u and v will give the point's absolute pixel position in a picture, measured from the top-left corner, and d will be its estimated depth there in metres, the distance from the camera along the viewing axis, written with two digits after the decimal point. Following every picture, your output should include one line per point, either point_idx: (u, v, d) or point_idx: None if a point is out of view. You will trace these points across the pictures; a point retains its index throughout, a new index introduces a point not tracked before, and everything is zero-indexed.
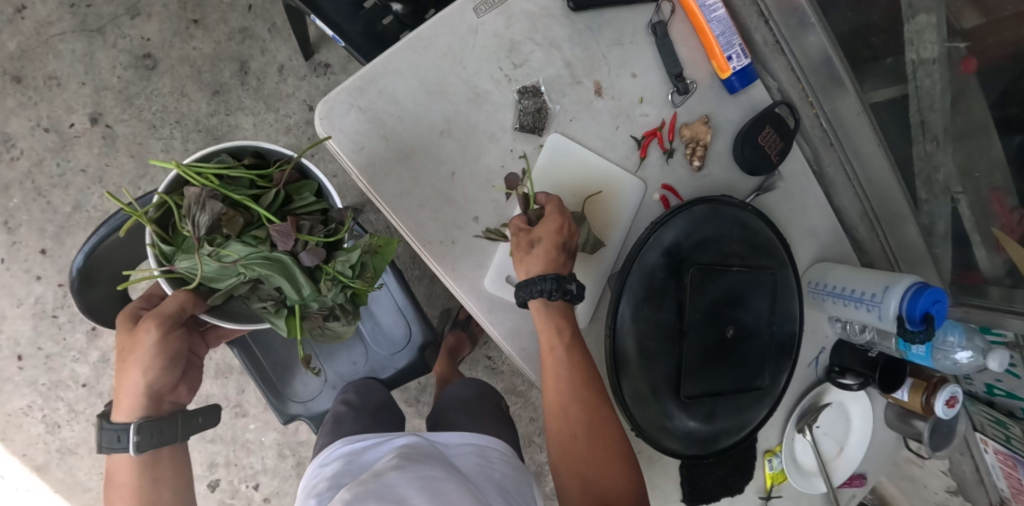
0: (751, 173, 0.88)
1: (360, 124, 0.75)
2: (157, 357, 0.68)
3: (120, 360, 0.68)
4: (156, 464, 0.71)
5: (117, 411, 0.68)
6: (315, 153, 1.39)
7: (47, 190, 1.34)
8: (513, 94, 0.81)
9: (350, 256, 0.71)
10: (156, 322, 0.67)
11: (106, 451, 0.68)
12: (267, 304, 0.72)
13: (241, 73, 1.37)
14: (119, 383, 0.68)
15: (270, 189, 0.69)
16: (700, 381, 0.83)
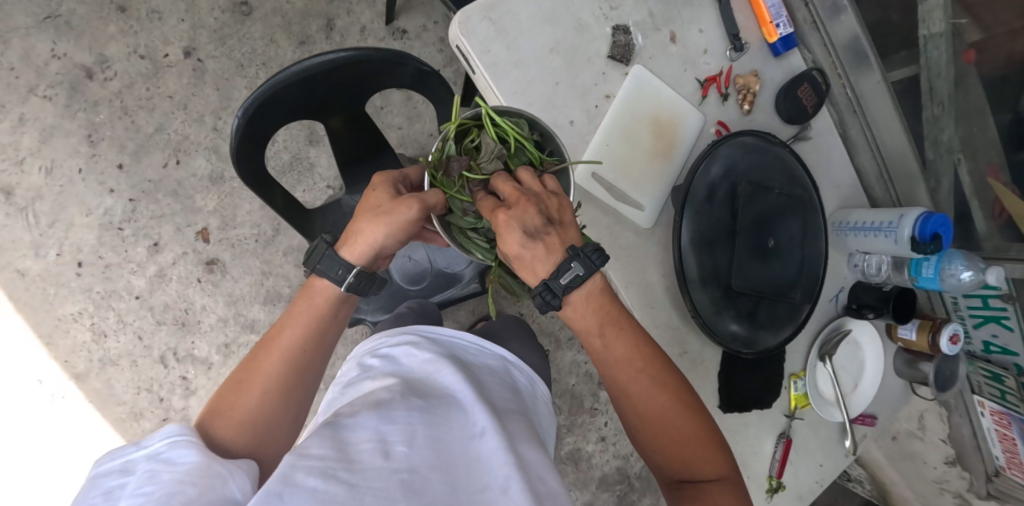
0: (790, 121, 1.04)
1: (489, 32, 0.90)
2: (397, 230, 0.79)
3: (367, 213, 0.79)
4: (340, 308, 0.86)
5: (344, 253, 0.81)
6: (384, 107, 1.52)
7: (133, 111, 1.43)
8: (606, 29, 0.96)
9: None
10: (418, 206, 0.76)
11: (310, 265, 0.82)
12: (477, 239, 0.87)
13: (327, 28, 1.50)
14: (357, 230, 0.80)
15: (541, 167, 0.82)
16: (747, 282, 0.95)
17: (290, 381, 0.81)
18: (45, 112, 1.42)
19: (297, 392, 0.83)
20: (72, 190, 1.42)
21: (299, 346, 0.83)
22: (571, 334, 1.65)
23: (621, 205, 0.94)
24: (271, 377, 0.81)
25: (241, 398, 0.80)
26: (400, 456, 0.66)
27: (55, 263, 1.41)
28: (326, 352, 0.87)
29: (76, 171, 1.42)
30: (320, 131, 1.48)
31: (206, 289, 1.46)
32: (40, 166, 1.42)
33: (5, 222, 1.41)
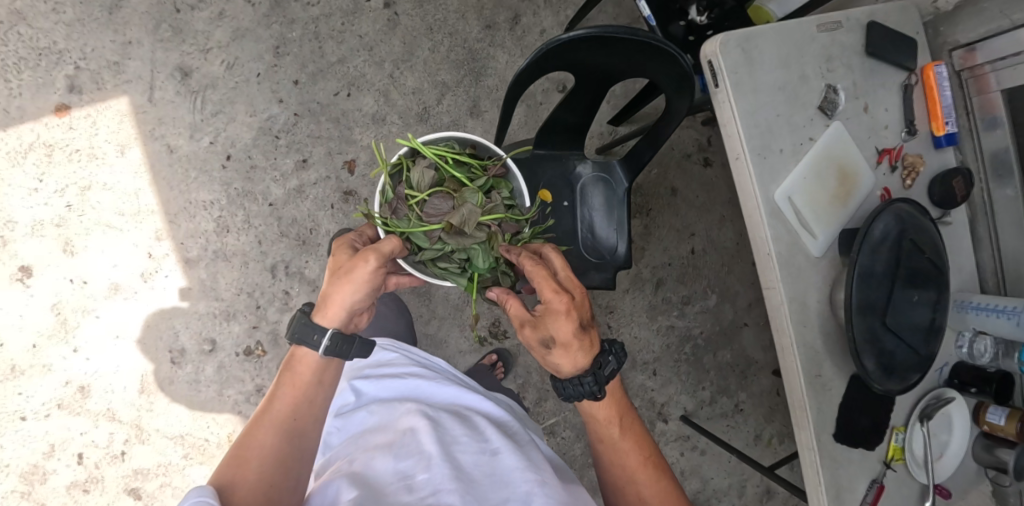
0: (939, 206, 1.18)
1: (737, 59, 0.99)
2: (364, 283, 0.92)
3: (333, 281, 0.93)
4: (324, 374, 0.97)
5: (322, 317, 0.93)
6: (543, 104, 1.61)
7: (323, 38, 1.53)
8: (820, 87, 1.07)
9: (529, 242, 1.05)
10: (376, 256, 0.91)
11: (294, 342, 0.93)
12: (455, 266, 1.02)
13: (512, 21, 1.62)
14: (326, 301, 0.94)
15: (483, 176, 1.03)
16: (892, 322, 1.07)
17: (288, 447, 0.90)
18: (245, 14, 1.51)
19: (295, 457, 0.91)
20: (244, 90, 1.50)
21: (296, 413, 0.93)
22: (647, 359, 1.69)
23: (802, 231, 1.05)
24: (268, 452, 0.89)
25: (251, 475, 0.86)
26: (422, 483, 0.84)
27: (205, 150, 1.46)
28: (323, 413, 0.98)
29: (254, 74, 1.50)
30: (481, 107, 1.57)
31: (335, 216, 1.51)
32: (223, 60, 1.49)
33: (174, 99, 1.48)
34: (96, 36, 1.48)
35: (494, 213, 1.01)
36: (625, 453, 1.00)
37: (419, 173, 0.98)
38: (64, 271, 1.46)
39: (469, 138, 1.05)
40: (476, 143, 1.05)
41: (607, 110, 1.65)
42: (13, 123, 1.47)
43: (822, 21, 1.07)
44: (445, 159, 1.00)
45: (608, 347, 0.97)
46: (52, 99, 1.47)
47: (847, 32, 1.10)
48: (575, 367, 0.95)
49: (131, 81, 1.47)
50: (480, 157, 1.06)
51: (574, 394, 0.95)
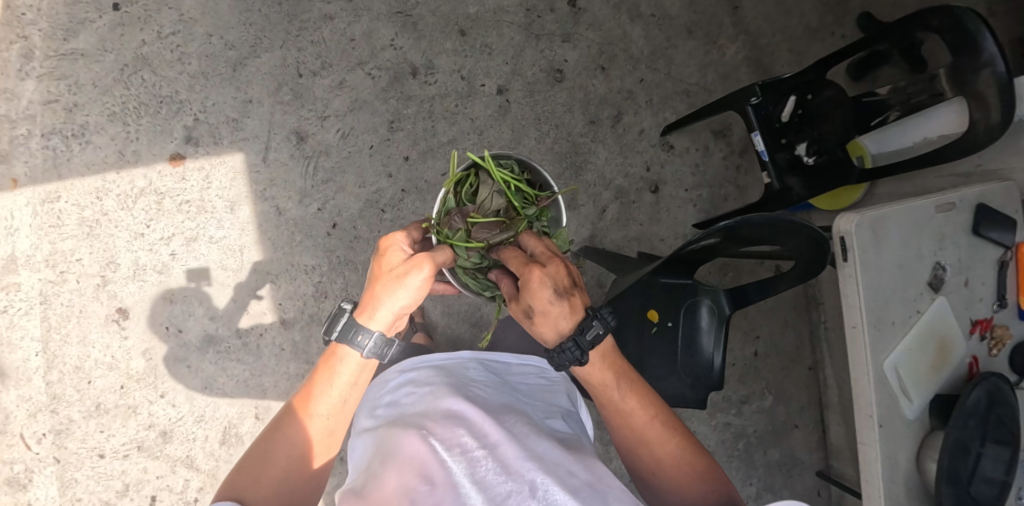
0: (1018, 375, 1.25)
1: (865, 237, 1.07)
2: (422, 290, 0.89)
3: (383, 280, 0.89)
4: (356, 386, 0.92)
5: (367, 319, 0.89)
6: (636, 202, 1.67)
7: (437, 118, 1.58)
8: (932, 263, 1.14)
9: None
10: (434, 265, 0.89)
11: (342, 340, 0.89)
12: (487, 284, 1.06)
13: (614, 119, 1.68)
14: (376, 301, 0.89)
15: (535, 207, 1.05)
16: (971, 486, 1.15)
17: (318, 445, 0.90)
18: (364, 86, 1.56)
19: (326, 450, 0.92)
20: (356, 161, 1.54)
21: (323, 411, 0.90)
22: None
23: (903, 396, 1.12)
24: (292, 455, 0.89)
25: (273, 469, 0.88)
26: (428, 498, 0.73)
27: (313, 216, 1.50)
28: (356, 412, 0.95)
29: (367, 145, 1.54)
30: (579, 200, 1.62)
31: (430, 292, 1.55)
32: (338, 128, 1.54)
33: (288, 161, 1.51)
34: (218, 91, 1.52)
35: None
36: (633, 416, 0.93)
37: (487, 195, 1.02)
38: (161, 318, 1.49)
39: (534, 165, 1.07)
40: (540, 173, 1.07)
41: (693, 213, 1.71)
42: (127, 166, 1.50)
43: (941, 203, 1.14)
44: (507, 183, 1.02)
45: (590, 313, 0.88)
46: (167, 147, 1.50)
47: (960, 212, 1.17)
48: (556, 334, 0.88)
49: (247, 140, 1.51)
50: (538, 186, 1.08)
51: (558, 363, 0.88)
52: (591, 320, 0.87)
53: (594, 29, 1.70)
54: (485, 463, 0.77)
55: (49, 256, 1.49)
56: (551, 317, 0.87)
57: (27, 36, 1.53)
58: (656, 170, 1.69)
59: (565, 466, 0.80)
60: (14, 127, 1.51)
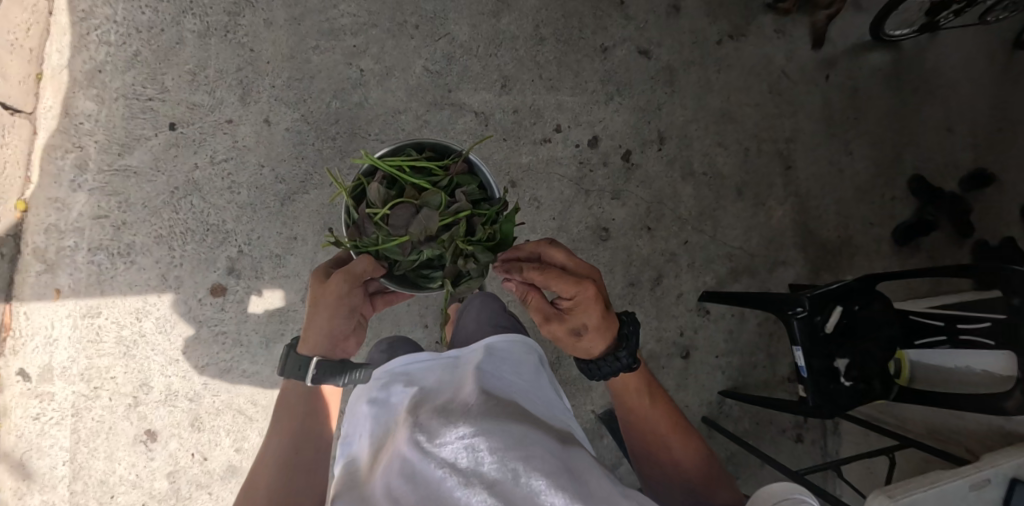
0: None
1: None
2: (336, 304, 1.05)
3: (310, 310, 1.07)
4: (314, 400, 1.09)
5: (306, 345, 1.06)
6: (665, 368, 1.67)
7: None
8: None
9: (495, 227, 1.07)
10: (346, 275, 1.05)
11: (285, 374, 1.06)
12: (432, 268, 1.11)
13: (654, 281, 1.66)
14: (307, 333, 1.07)
15: (444, 175, 1.07)
16: None
17: (297, 467, 1.02)
18: None
19: (305, 470, 1.02)
20: None
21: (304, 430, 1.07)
22: None
23: None
24: (276, 458, 1.02)
25: (262, 476, 1.00)
26: None
27: None
28: (325, 424, 1.10)
29: None
30: None
31: None
32: None
33: None
34: (265, 224, 1.53)
35: (455, 212, 1.03)
36: (654, 418, 1.10)
37: (375, 187, 1.03)
38: (188, 444, 1.52)
39: (428, 142, 1.12)
40: (434, 144, 1.13)
41: (721, 381, 1.71)
42: (168, 291, 1.52)
43: (971, 481, 1.13)
44: (402, 169, 1.05)
45: (624, 316, 1.08)
46: (210, 277, 1.52)
47: (995, 490, 1.14)
48: (591, 353, 1.07)
49: (289, 277, 1.52)
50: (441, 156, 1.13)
51: (609, 372, 1.08)
52: (628, 324, 1.09)
53: (644, 186, 1.68)
54: (465, 471, 0.68)
55: (85, 370, 1.52)
56: (590, 332, 1.03)
57: (82, 147, 1.54)
58: (689, 335, 1.69)
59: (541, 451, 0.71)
60: (61, 238, 1.53)
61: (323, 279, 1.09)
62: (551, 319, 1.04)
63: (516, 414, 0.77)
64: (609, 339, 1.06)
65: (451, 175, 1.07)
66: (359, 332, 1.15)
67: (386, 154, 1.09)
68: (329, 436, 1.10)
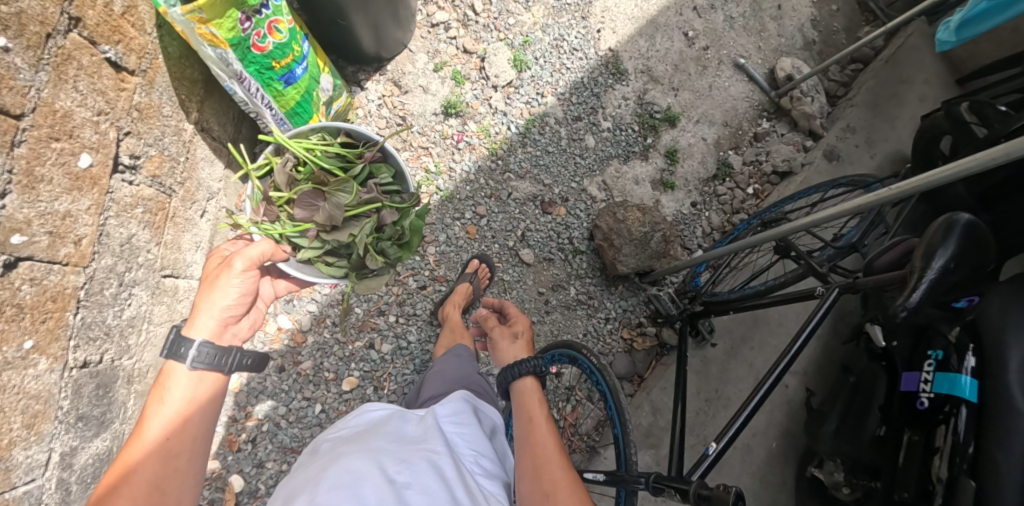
0: None
1: None
2: (233, 289, 1.06)
3: (201, 290, 1.05)
4: (198, 389, 0.98)
5: (191, 331, 1.00)
6: None
7: None
8: None
9: (405, 214, 1.38)
10: (240, 258, 1.06)
11: (167, 357, 0.97)
12: (340, 262, 1.35)
13: None
14: (192, 315, 1.03)
15: (355, 163, 1.33)
16: None
17: (171, 451, 0.92)
18: None
19: (178, 459, 0.92)
20: None
21: (167, 413, 0.94)
22: None
23: None
24: (153, 450, 0.90)
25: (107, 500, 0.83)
26: None
27: None
28: (213, 410, 1.00)
29: None
30: None
31: None
32: None
33: None
34: None
35: (363, 205, 1.32)
36: (540, 418, 1.06)
37: (284, 170, 1.28)
38: None
39: (346, 129, 1.33)
40: (352, 130, 1.33)
41: None
42: None
43: None
44: (311, 154, 1.30)
45: (531, 358, 1.14)
46: None
47: None
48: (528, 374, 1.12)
49: None
50: (355, 143, 1.35)
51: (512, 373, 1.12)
52: (529, 360, 1.13)
53: None
54: (352, 486, 0.76)
55: None
56: (501, 334, 1.26)
57: None
58: None
59: (430, 463, 0.84)
60: None
61: (218, 256, 1.10)
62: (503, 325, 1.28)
63: (409, 449, 0.86)
64: (530, 343, 1.26)
65: (365, 164, 1.33)
66: (247, 317, 1.14)
67: (297, 133, 1.31)
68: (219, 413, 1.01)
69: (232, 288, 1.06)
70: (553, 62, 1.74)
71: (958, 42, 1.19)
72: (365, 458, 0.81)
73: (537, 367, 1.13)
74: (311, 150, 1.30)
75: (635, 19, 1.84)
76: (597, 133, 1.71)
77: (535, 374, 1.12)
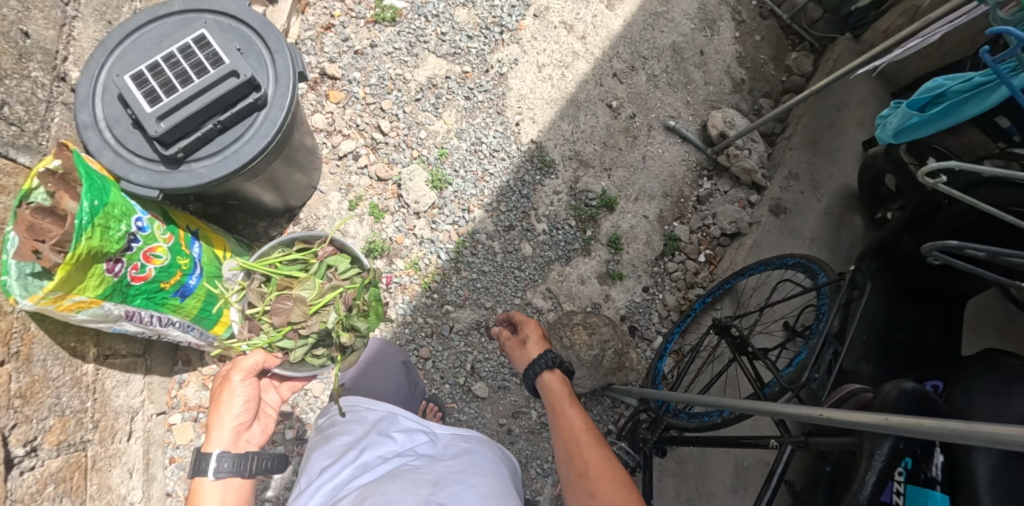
0: None
1: None
2: (238, 398, 1.04)
3: (209, 411, 1.04)
4: (227, 501, 0.94)
5: (208, 447, 0.98)
6: None
7: None
8: None
9: (369, 292, 1.18)
10: (238, 370, 1.06)
11: (193, 475, 0.94)
12: (322, 358, 1.21)
13: None
14: (208, 430, 1.01)
15: (314, 261, 1.23)
16: None
17: None
18: None
19: None
20: None
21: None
22: None
23: None
24: None
25: None
26: None
27: None
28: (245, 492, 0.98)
29: None
30: None
31: None
32: None
33: None
34: None
35: (328, 292, 1.18)
36: (569, 414, 0.95)
37: (252, 289, 1.23)
38: None
39: (299, 236, 1.26)
40: (304, 236, 1.26)
41: None
42: None
43: None
44: (269, 267, 1.22)
45: (544, 351, 1.08)
46: None
47: None
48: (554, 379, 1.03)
49: None
50: (311, 244, 1.27)
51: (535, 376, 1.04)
52: (543, 357, 1.06)
53: None
54: None
55: None
56: (513, 347, 1.15)
57: None
58: None
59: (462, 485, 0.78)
60: None
61: (217, 382, 1.07)
62: (509, 335, 1.18)
63: (437, 471, 0.80)
64: (545, 341, 1.14)
65: (322, 258, 1.22)
66: (259, 421, 1.07)
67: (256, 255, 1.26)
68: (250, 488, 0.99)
69: (235, 402, 1.04)
70: (474, 169, 1.64)
71: (910, 123, 1.00)
72: (396, 490, 0.75)
73: (554, 362, 1.05)
74: (268, 264, 1.23)
75: (554, 102, 1.75)
76: (533, 238, 1.63)
77: (554, 370, 1.04)
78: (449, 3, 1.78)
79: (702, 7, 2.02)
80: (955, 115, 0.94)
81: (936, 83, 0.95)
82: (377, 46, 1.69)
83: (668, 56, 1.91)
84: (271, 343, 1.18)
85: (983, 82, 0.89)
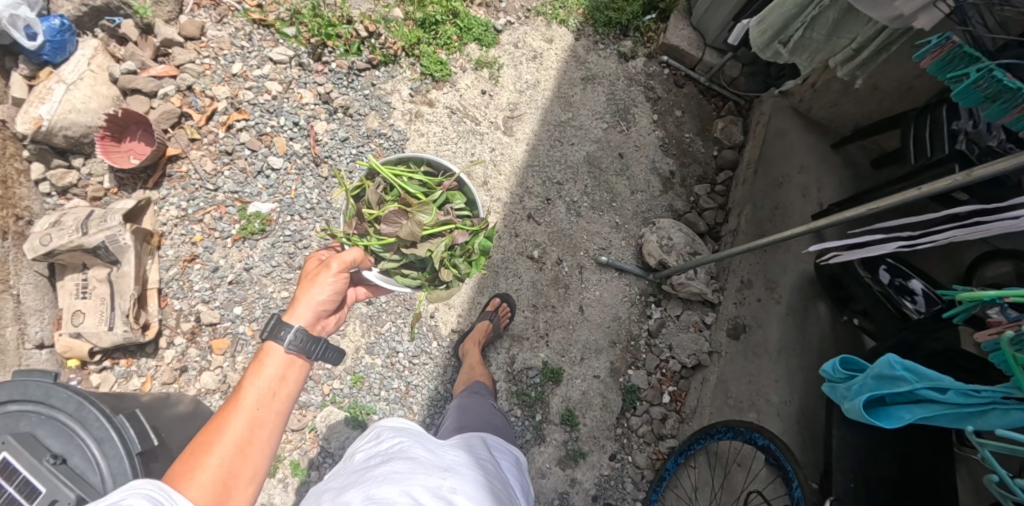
0: None
1: None
2: (334, 288, 1.09)
3: (302, 285, 1.09)
4: (286, 372, 0.99)
5: (291, 318, 1.04)
6: None
7: None
8: None
9: (477, 241, 1.21)
10: (341, 261, 1.10)
11: (266, 339, 1.00)
12: (412, 278, 1.22)
13: None
14: (292, 306, 1.07)
15: (437, 191, 1.21)
16: None
17: (253, 440, 0.92)
18: None
19: (260, 433, 0.93)
20: None
21: (248, 401, 0.94)
22: None
23: None
24: (238, 436, 0.91)
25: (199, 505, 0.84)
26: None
27: None
28: (290, 393, 1.00)
29: None
30: None
31: None
32: None
33: None
34: None
35: (443, 222, 1.18)
36: None
37: (371, 195, 1.17)
38: None
39: (428, 159, 1.24)
40: (432, 163, 1.24)
41: None
42: None
43: None
44: (397, 175, 1.19)
45: None
46: None
47: None
48: None
49: None
50: (436, 174, 1.25)
51: None
52: None
53: None
54: None
55: None
56: None
57: None
58: None
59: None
60: None
61: (319, 263, 1.12)
62: None
63: None
64: None
65: (444, 191, 1.20)
66: (335, 311, 1.16)
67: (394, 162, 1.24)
68: (289, 394, 0.99)
69: (326, 285, 1.08)
70: (396, 386, 1.46)
71: (856, 403, 0.89)
72: None
73: None
74: (398, 175, 1.20)
75: (468, 275, 1.55)
76: None
77: None
78: (324, 188, 1.55)
79: (610, 98, 1.80)
80: (914, 421, 0.84)
81: (896, 369, 0.87)
82: (252, 269, 1.47)
83: (585, 173, 1.70)
84: (369, 245, 1.16)
85: (954, 402, 0.81)
